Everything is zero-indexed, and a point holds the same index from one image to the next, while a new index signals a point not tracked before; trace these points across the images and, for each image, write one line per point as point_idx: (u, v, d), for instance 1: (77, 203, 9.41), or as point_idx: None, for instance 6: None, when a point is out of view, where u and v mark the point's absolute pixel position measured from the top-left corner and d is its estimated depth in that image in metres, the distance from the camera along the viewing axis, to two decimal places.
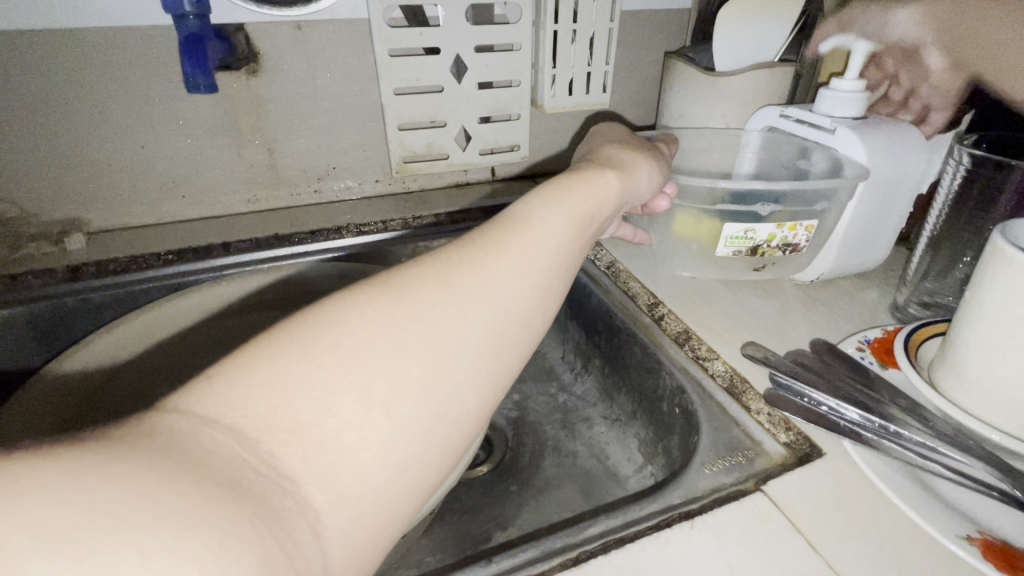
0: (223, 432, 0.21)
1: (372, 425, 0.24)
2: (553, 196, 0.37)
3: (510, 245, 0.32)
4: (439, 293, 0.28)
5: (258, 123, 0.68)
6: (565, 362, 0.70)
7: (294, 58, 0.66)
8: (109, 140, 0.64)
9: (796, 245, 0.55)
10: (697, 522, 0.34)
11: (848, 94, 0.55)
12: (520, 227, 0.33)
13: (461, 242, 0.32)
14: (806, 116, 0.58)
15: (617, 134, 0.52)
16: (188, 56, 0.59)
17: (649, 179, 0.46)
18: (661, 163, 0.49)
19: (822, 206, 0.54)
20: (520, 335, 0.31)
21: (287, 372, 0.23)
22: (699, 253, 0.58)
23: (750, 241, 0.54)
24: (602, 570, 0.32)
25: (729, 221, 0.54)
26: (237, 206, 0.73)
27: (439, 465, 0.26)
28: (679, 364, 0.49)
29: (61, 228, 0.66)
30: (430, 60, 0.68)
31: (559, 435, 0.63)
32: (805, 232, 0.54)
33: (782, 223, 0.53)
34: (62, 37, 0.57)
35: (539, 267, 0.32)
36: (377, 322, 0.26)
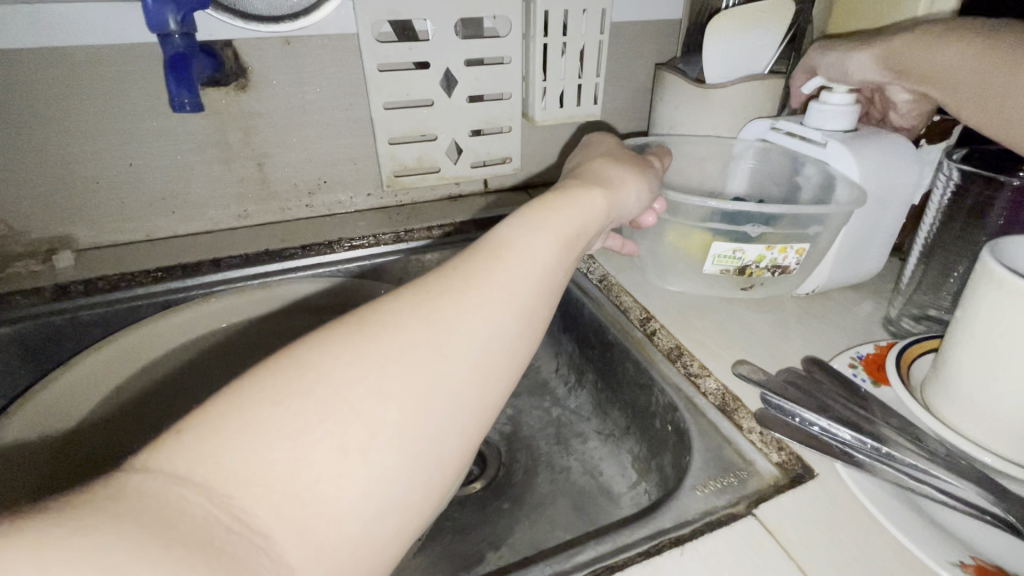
0: (194, 489, 0.21)
1: (348, 473, 0.24)
2: (538, 217, 0.36)
3: (491, 274, 0.31)
4: (416, 330, 0.28)
5: (247, 139, 0.68)
6: (558, 376, 0.70)
7: (283, 73, 0.65)
8: (98, 159, 0.63)
9: (785, 267, 0.55)
10: (688, 548, 0.34)
11: (838, 108, 0.55)
12: (502, 251, 0.33)
13: (441, 270, 0.32)
14: (796, 129, 0.59)
15: (606, 147, 0.52)
16: (172, 73, 0.56)
17: (637, 195, 0.46)
18: (651, 178, 0.48)
19: (815, 232, 0.53)
20: (502, 367, 0.30)
21: (261, 423, 0.23)
22: (688, 265, 0.58)
23: (738, 261, 0.54)
24: None
25: (718, 239, 0.54)
26: (227, 221, 0.73)
27: (421, 507, 0.26)
28: (671, 381, 0.49)
29: (49, 246, 0.65)
30: (419, 74, 0.68)
31: (552, 450, 0.62)
32: (796, 254, 0.54)
33: (772, 245, 0.53)
34: (48, 57, 0.57)
35: (521, 294, 0.32)
36: (353, 363, 0.26)
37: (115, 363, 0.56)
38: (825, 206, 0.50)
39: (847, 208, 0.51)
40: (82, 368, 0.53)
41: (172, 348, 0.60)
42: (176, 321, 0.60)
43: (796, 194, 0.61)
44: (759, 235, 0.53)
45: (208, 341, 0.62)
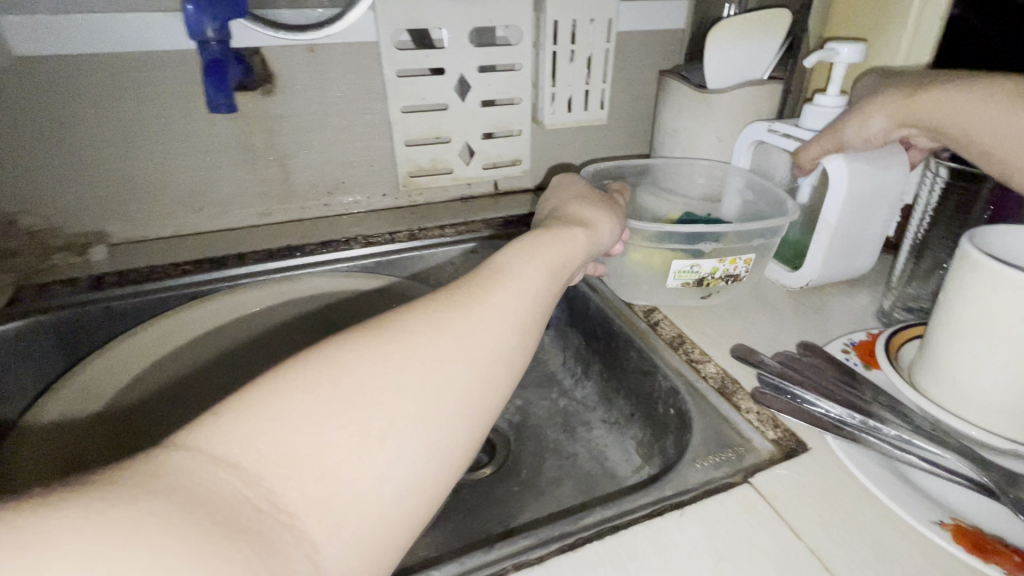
0: (228, 468, 0.23)
1: (367, 458, 0.26)
2: (528, 252, 0.40)
3: (492, 293, 0.35)
4: (431, 338, 0.31)
5: (271, 141, 0.72)
6: (565, 369, 0.73)
7: (307, 79, 0.69)
8: (132, 161, 0.68)
9: (737, 276, 0.59)
10: (687, 511, 0.36)
11: (828, 108, 0.60)
12: (501, 279, 0.37)
13: (449, 289, 0.35)
14: (790, 129, 0.62)
15: (576, 186, 0.55)
16: (210, 79, 0.60)
17: (612, 231, 0.50)
18: (619, 214, 0.52)
19: (760, 244, 0.58)
20: (502, 375, 0.33)
21: (292, 411, 0.26)
22: (648, 281, 0.60)
23: (696, 274, 0.57)
24: (597, 554, 0.34)
25: (677, 255, 0.57)
26: (250, 220, 0.76)
27: (428, 497, 0.29)
28: (672, 366, 0.52)
29: (83, 241, 0.69)
30: (435, 80, 0.72)
31: (559, 438, 0.65)
32: (744, 265, 0.58)
33: (723, 257, 0.57)
34: (91, 63, 0.61)
35: (519, 313, 0.36)
36: (376, 362, 0.29)
37: (156, 342, 0.61)
38: (765, 223, 0.55)
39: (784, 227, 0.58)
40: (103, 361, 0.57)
41: (199, 336, 0.63)
42: (205, 311, 0.64)
43: (760, 212, 0.65)
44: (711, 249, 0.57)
45: (232, 331, 0.66)
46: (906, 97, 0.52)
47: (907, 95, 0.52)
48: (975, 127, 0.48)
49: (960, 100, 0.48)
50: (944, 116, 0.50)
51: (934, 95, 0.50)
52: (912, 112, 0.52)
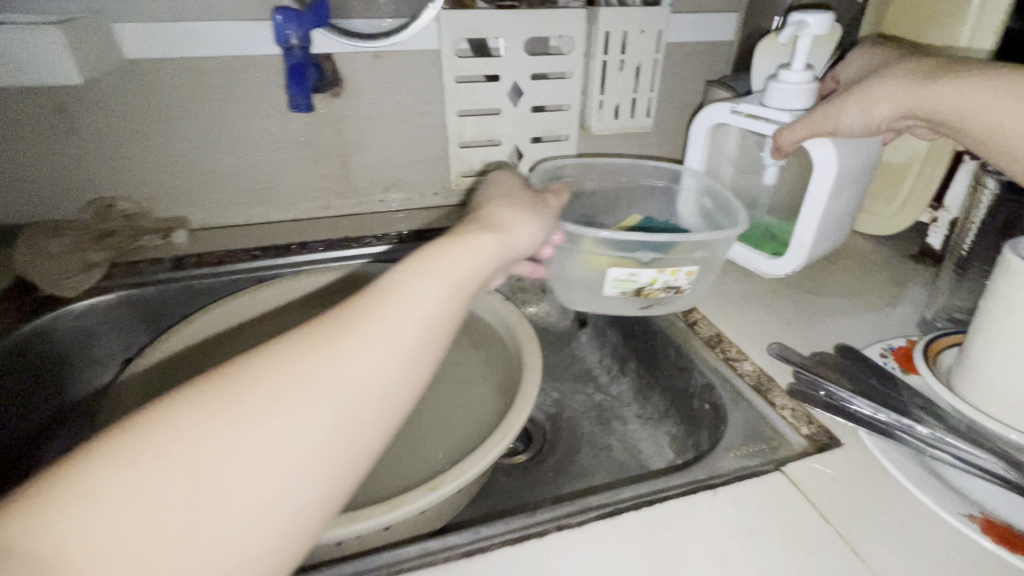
0: (26, 555, 0.21)
1: (197, 529, 0.24)
2: (427, 260, 0.34)
3: (368, 319, 0.30)
4: (282, 383, 0.27)
5: (336, 139, 0.78)
6: (601, 366, 0.75)
7: (373, 83, 0.75)
8: (213, 155, 0.74)
9: (678, 287, 0.57)
10: (719, 491, 0.38)
11: (798, 86, 0.59)
12: (382, 300, 0.31)
13: (321, 316, 0.30)
14: (757, 111, 0.61)
15: (507, 185, 0.50)
16: (292, 80, 0.67)
17: (534, 233, 0.45)
18: (544, 215, 0.47)
19: (702, 254, 0.56)
20: (376, 416, 0.29)
21: (106, 485, 0.23)
22: (585, 287, 0.59)
23: (634, 284, 0.56)
24: (634, 523, 0.36)
25: (614, 264, 0.56)
26: (311, 212, 0.83)
27: (284, 557, 0.26)
28: (709, 363, 0.54)
29: (167, 226, 0.76)
30: (490, 86, 0.76)
31: (594, 430, 0.67)
32: (686, 276, 0.57)
33: (664, 268, 0.55)
34: (186, 66, 0.68)
35: (405, 341, 0.30)
36: (213, 417, 0.25)
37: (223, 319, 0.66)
38: (710, 235, 0.54)
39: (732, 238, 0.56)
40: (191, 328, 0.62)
41: (266, 316, 0.69)
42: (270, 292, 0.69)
43: (710, 219, 0.65)
44: (652, 259, 0.55)
45: (295, 313, 0.72)
46: (915, 86, 0.52)
47: (915, 84, 0.52)
48: (976, 115, 0.48)
49: (971, 95, 0.48)
50: (941, 103, 0.50)
51: (945, 85, 0.49)
52: (919, 102, 0.52)
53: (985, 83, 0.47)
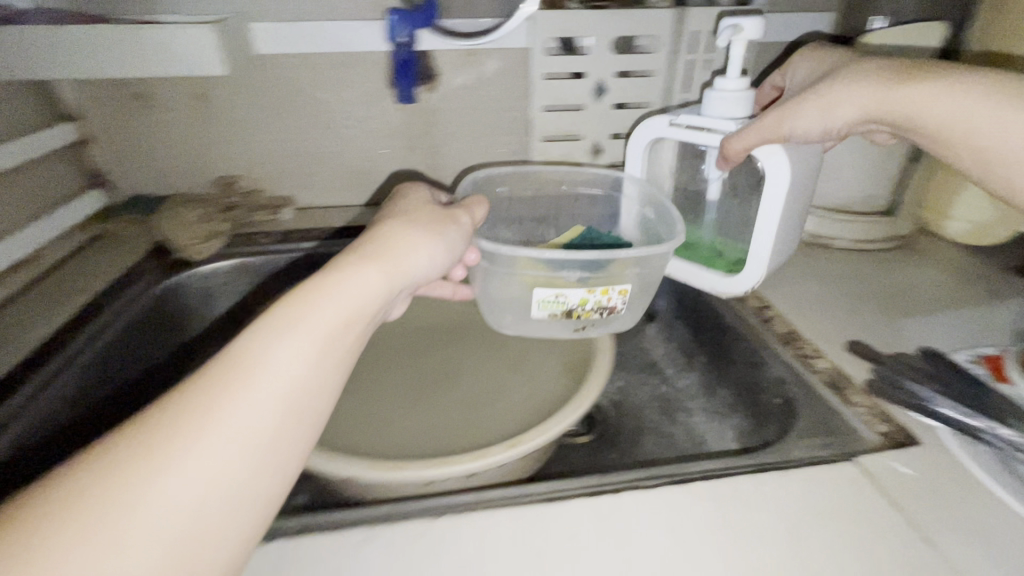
0: None
1: None
2: (299, 314, 0.32)
3: (232, 391, 0.28)
4: (134, 478, 0.25)
5: (427, 130, 0.84)
6: (668, 360, 0.76)
7: (465, 78, 0.80)
8: (320, 141, 0.83)
9: (612, 308, 0.55)
10: (789, 474, 0.40)
11: (737, 94, 0.58)
12: (245, 366, 0.29)
13: (172, 392, 0.28)
14: (700, 120, 0.60)
15: (409, 202, 0.46)
16: (399, 75, 0.75)
17: (431, 253, 0.42)
18: (447, 234, 0.44)
19: (633, 273, 0.54)
20: (252, 496, 0.28)
21: None
22: (512, 309, 0.56)
23: (563, 305, 0.54)
24: (705, 493, 0.39)
25: (539, 284, 0.53)
26: (400, 196, 0.89)
27: None
28: (783, 359, 0.55)
29: (277, 203, 0.86)
30: (575, 82, 0.79)
31: (659, 419, 0.68)
32: (620, 295, 0.54)
33: (593, 287, 0.53)
34: (305, 61, 0.77)
35: (277, 406, 0.29)
36: (49, 532, 0.23)
37: None
38: (642, 250, 0.51)
39: (667, 254, 0.54)
40: None
41: None
42: None
43: (651, 231, 0.63)
44: (580, 276, 0.53)
45: None
46: (879, 88, 0.50)
47: (877, 85, 0.50)
48: (941, 118, 0.47)
49: (942, 99, 0.47)
50: (903, 107, 0.49)
51: (911, 88, 0.48)
52: (884, 105, 0.50)
53: (949, 87, 0.47)
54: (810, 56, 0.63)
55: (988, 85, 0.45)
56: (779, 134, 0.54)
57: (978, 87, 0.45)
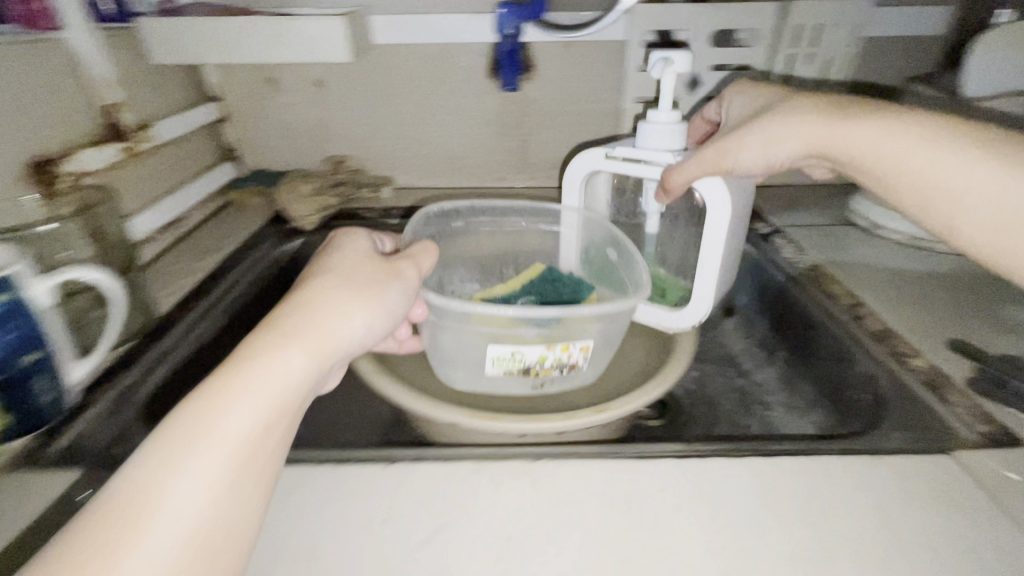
0: None
1: None
2: (208, 428, 0.29)
3: (133, 531, 0.26)
4: None
5: (521, 119, 0.88)
6: (746, 354, 0.76)
7: (561, 70, 0.84)
8: (421, 126, 0.90)
9: (573, 364, 0.51)
10: (880, 459, 0.41)
11: (671, 127, 0.54)
12: (148, 499, 0.27)
13: (70, 531, 0.26)
14: (637, 155, 0.55)
15: (340, 256, 0.40)
16: (506, 65, 0.79)
17: (362, 324, 0.36)
18: (386, 297, 0.38)
19: (596, 329, 0.50)
20: None
21: None
22: (464, 366, 0.51)
23: (519, 363, 0.49)
24: (794, 467, 0.40)
25: (492, 341, 0.48)
26: (488, 181, 0.95)
27: None
28: (874, 355, 0.55)
29: (378, 182, 0.93)
30: (669, 75, 0.80)
31: (735, 410, 0.67)
32: (581, 352, 0.50)
33: (554, 344, 0.49)
34: (415, 52, 0.83)
35: (195, 529, 0.27)
36: None
37: None
38: (604, 306, 0.47)
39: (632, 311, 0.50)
40: None
41: None
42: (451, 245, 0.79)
43: (613, 276, 0.59)
44: (539, 334, 0.48)
45: None
46: (822, 124, 0.49)
47: (824, 121, 0.49)
48: (895, 163, 0.46)
49: (886, 139, 0.46)
50: (849, 148, 0.48)
51: (858, 126, 0.47)
52: (830, 142, 0.49)
53: (907, 134, 0.45)
54: (739, 88, 0.62)
55: (942, 134, 0.44)
56: (723, 164, 0.51)
57: (942, 135, 0.44)
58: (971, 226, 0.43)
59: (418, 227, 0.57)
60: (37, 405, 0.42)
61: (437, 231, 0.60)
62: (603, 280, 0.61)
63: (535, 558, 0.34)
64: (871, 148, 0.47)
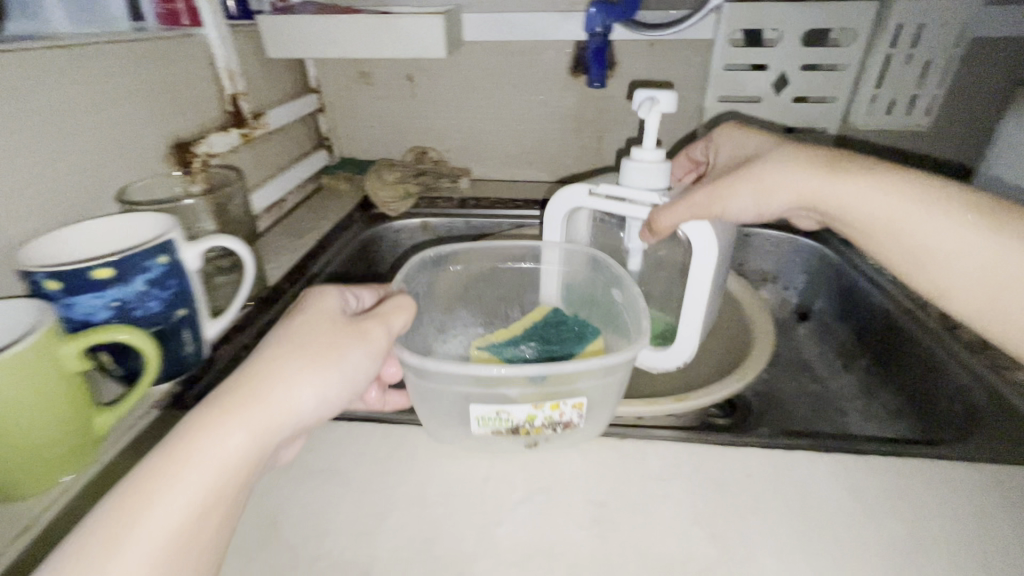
0: None
1: None
2: (134, 524, 0.27)
3: None
4: None
5: (598, 117, 0.90)
6: (821, 361, 0.75)
7: (643, 68, 0.84)
8: (502, 120, 0.93)
9: (567, 424, 0.39)
10: (978, 465, 0.41)
11: (653, 166, 0.51)
12: None
13: None
14: (619, 193, 0.53)
15: (304, 313, 0.36)
16: (594, 63, 0.80)
17: (315, 396, 0.33)
18: (345, 364, 0.34)
19: (587, 383, 0.38)
20: None
21: None
22: (440, 418, 0.40)
23: (506, 423, 0.38)
24: (885, 466, 0.41)
25: (474, 396, 0.38)
26: (563, 176, 0.97)
27: None
28: (969, 365, 0.54)
29: (455, 174, 0.96)
30: (756, 74, 0.80)
31: (808, 416, 0.66)
32: (575, 409, 0.39)
33: (542, 402, 0.38)
34: (502, 48, 0.87)
35: None
36: None
37: None
38: (599, 358, 0.37)
39: (633, 360, 0.39)
40: None
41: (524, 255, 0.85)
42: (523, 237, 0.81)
43: (616, 319, 0.51)
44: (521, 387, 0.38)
45: None
46: (816, 175, 0.46)
47: (815, 172, 0.46)
48: (890, 220, 0.43)
49: (877, 198, 0.44)
50: (844, 202, 0.45)
51: (854, 181, 0.45)
52: (820, 195, 0.46)
53: (900, 194, 0.43)
54: (727, 134, 0.59)
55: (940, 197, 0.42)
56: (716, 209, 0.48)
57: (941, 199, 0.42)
58: (961, 291, 0.42)
59: (411, 271, 0.51)
60: (178, 353, 0.48)
61: (430, 279, 0.54)
62: (604, 321, 0.54)
63: (627, 524, 0.36)
64: (866, 203, 0.44)
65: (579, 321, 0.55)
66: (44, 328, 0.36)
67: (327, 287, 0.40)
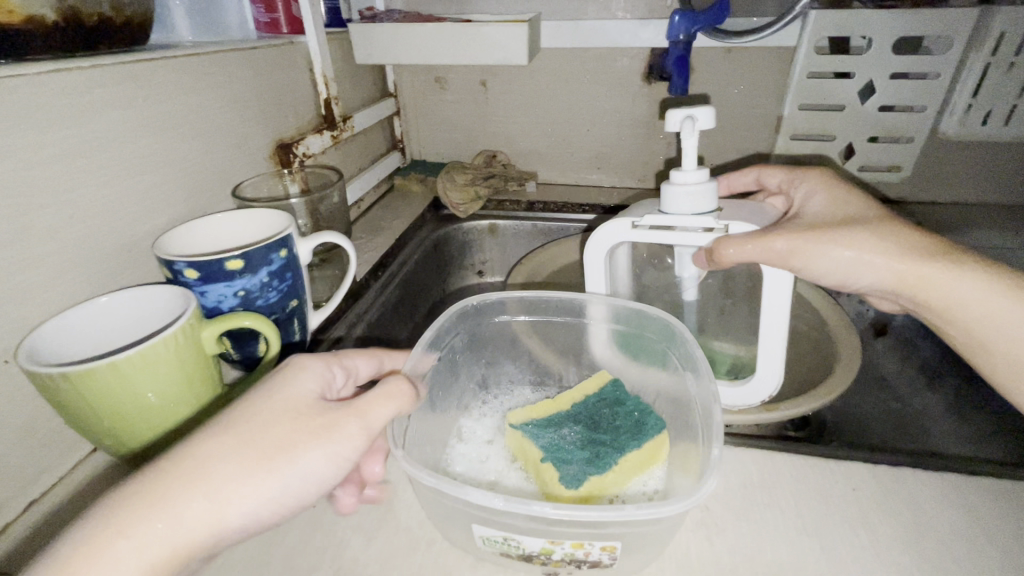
0: None
1: None
2: None
3: None
4: None
5: None
6: (903, 378, 0.72)
7: (720, 74, 0.85)
8: (572, 125, 0.94)
9: (595, 561, 0.34)
10: None
11: (700, 188, 0.47)
12: None
13: None
14: (668, 221, 0.47)
15: (276, 401, 0.34)
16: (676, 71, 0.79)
17: (251, 501, 0.31)
18: (300, 464, 0.32)
19: (621, 531, 0.32)
20: None
21: None
22: (442, 516, 0.36)
23: (514, 548, 0.34)
24: (997, 487, 0.39)
25: (478, 520, 0.34)
26: (631, 181, 0.97)
27: None
28: None
29: (522, 177, 0.97)
30: (840, 83, 0.78)
31: (890, 435, 0.64)
32: (604, 551, 0.33)
33: (558, 539, 0.33)
34: (577, 54, 0.88)
35: None
36: None
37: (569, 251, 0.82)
38: (641, 506, 0.30)
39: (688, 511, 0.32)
40: (549, 251, 0.81)
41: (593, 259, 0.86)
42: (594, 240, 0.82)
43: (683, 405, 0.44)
44: (537, 529, 0.32)
45: None
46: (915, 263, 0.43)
47: (915, 261, 0.43)
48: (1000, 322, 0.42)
49: (985, 301, 0.42)
50: (946, 300, 0.43)
51: (960, 277, 0.43)
52: (915, 287, 0.44)
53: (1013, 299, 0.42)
54: (815, 181, 0.53)
55: None
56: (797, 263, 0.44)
57: None
58: None
59: (444, 327, 0.47)
60: (289, 344, 0.51)
61: (468, 330, 0.50)
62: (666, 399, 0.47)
63: (732, 529, 0.37)
64: (972, 306, 0.43)
65: (639, 404, 0.47)
66: (193, 311, 0.40)
67: (305, 360, 0.37)
